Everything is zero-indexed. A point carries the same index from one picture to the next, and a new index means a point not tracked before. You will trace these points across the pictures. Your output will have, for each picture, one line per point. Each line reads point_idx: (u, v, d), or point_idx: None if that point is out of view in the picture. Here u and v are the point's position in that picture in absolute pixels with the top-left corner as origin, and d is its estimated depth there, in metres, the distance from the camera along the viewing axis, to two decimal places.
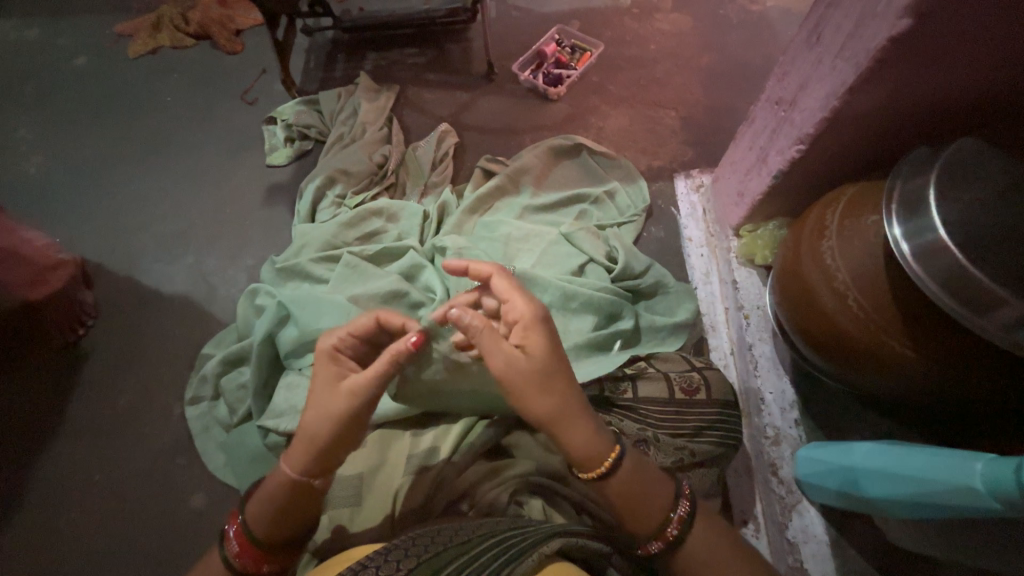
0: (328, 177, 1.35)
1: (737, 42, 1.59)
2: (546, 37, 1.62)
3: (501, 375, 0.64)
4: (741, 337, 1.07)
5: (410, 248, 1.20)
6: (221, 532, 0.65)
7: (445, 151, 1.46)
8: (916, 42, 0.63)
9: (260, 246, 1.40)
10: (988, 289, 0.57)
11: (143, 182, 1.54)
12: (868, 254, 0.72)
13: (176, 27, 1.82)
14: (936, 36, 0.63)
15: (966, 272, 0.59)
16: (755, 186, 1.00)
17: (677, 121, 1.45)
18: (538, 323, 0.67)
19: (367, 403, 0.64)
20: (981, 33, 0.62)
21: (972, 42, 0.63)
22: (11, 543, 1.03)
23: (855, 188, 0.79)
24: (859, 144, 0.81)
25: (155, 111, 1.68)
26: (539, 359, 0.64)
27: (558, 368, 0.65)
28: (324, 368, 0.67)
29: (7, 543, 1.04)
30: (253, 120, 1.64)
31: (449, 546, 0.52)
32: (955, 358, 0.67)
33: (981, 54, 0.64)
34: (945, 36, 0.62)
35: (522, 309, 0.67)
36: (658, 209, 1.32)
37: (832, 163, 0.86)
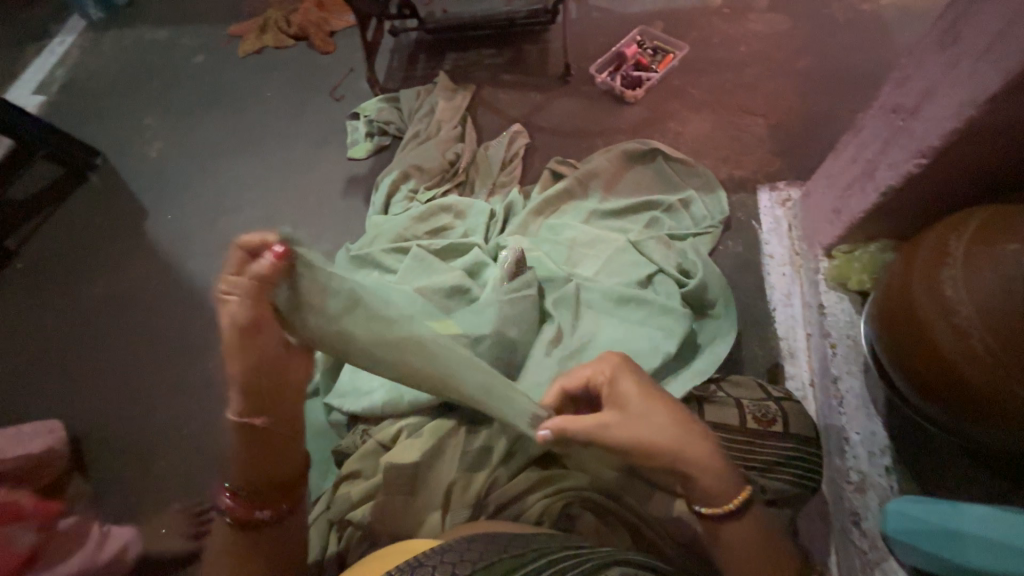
0: (404, 172, 1.41)
1: (841, 44, 1.45)
2: (628, 39, 1.58)
3: (614, 430, 0.61)
4: (824, 368, 0.97)
5: (476, 246, 1.22)
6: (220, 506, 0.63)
7: (516, 151, 1.46)
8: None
9: (336, 234, 1.49)
10: None
11: (241, 169, 1.69)
12: (1005, 285, 0.62)
13: (279, 29, 1.99)
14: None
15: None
16: (856, 202, 0.90)
17: (765, 128, 1.35)
18: (627, 370, 0.66)
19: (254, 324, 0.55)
20: None
21: None
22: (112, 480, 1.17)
23: (987, 210, 0.68)
24: (995, 160, 0.71)
25: (256, 105, 1.84)
26: (645, 412, 0.62)
27: (668, 415, 0.62)
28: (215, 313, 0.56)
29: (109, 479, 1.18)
30: (338, 116, 1.74)
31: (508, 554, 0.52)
32: None
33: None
34: None
35: (599, 371, 0.67)
36: (737, 222, 1.23)
37: (957, 180, 0.76)
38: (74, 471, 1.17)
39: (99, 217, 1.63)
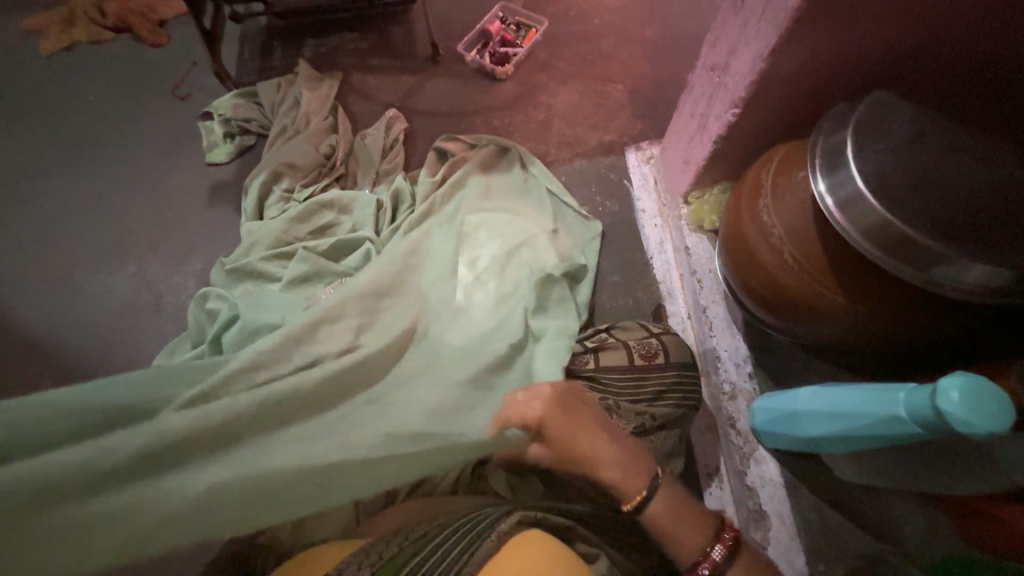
0: (274, 172, 1.30)
1: (679, 12, 1.61)
2: (490, 16, 1.60)
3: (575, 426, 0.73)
4: (695, 301, 1.11)
5: (365, 240, 1.20)
6: None
7: (395, 137, 1.42)
8: (829, 2, 0.66)
9: (206, 251, 1.34)
10: (899, 231, 0.62)
11: (71, 190, 1.44)
12: (801, 203, 0.75)
13: (91, 20, 1.69)
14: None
15: (881, 216, 0.62)
16: (699, 153, 1.02)
17: (625, 94, 1.46)
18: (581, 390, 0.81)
19: None
20: None
21: (880, 1, 0.66)
22: None
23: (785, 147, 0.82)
24: (787, 103, 0.84)
25: (77, 111, 1.56)
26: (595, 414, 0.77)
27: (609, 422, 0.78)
28: None
29: None
30: (187, 117, 1.55)
31: (405, 545, 0.57)
32: (881, 299, 0.72)
33: (889, 13, 0.67)
34: None
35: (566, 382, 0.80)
36: (612, 182, 1.34)
37: (766, 126, 0.90)
38: None
39: None
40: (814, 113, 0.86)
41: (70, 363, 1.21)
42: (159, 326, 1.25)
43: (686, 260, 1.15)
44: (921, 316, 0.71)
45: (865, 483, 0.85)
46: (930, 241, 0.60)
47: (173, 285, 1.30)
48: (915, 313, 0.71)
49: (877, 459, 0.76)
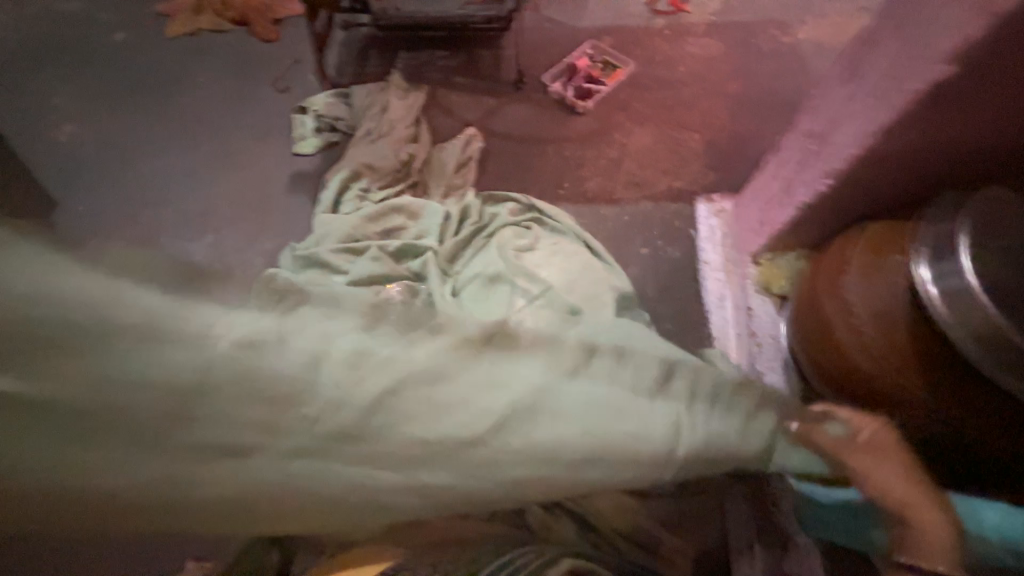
0: (354, 171, 1.37)
1: (767, 71, 1.60)
2: (578, 52, 1.65)
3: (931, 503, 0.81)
4: (750, 365, 1.08)
5: (428, 249, 1.25)
6: None
7: (470, 155, 1.47)
8: (957, 90, 0.65)
9: (277, 234, 1.42)
10: (1011, 339, 0.59)
11: (169, 160, 1.56)
12: (890, 287, 0.72)
13: (215, 12, 1.87)
14: (977, 84, 0.65)
15: (993, 320, 0.60)
16: (777, 217, 1.01)
17: (702, 144, 1.46)
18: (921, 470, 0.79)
19: None
20: (1012, 90, 0.65)
21: (1002, 99, 0.66)
22: None
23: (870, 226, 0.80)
24: (884, 184, 0.82)
25: (187, 90, 1.71)
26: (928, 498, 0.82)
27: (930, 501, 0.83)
28: None
29: None
30: (282, 109, 1.66)
31: None
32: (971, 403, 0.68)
33: (1009, 110, 0.67)
34: (985, 86, 0.64)
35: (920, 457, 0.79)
36: (677, 229, 1.32)
37: (856, 202, 0.87)
38: None
39: None
40: (904, 200, 0.85)
41: None
42: None
43: (747, 321, 1.12)
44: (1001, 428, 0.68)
45: None
46: None
47: (243, 260, 1.38)
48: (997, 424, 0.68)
49: None
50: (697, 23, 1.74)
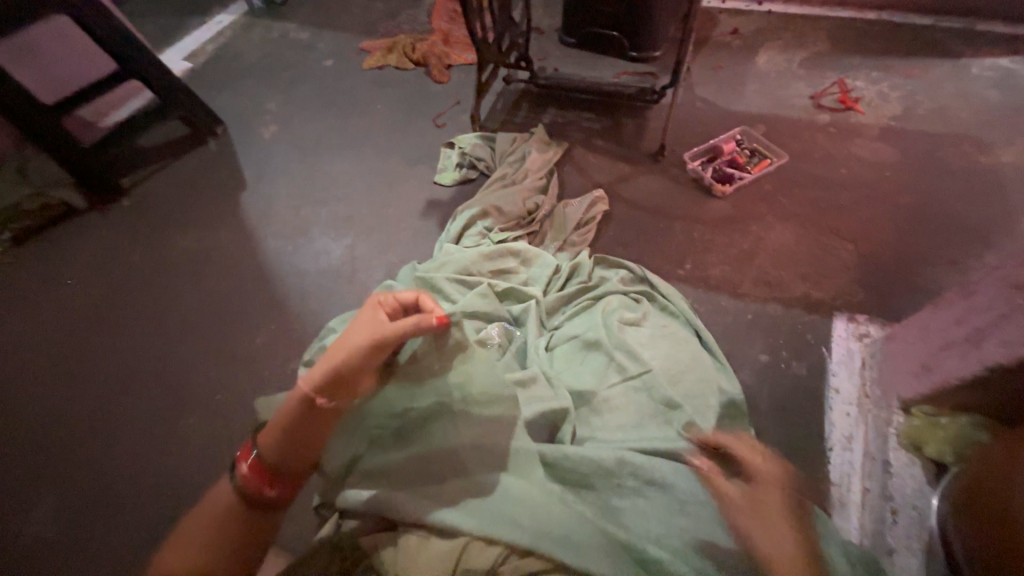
0: (483, 210, 1.46)
1: (951, 189, 1.41)
2: (727, 135, 1.61)
3: None
4: (878, 533, 0.90)
5: (533, 298, 1.28)
6: (235, 460, 0.80)
7: (593, 215, 1.49)
8: None
9: (402, 250, 1.56)
10: None
11: (336, 169, 1.82)
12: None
13: (404, 53, 2.19)
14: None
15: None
16: (951, 367, 0.85)
17: (854, 255, 1.30)
18: None
19: (298, 413, 0.77)
20: None
21: None
22: (150, 420, 1.28)
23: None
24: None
25: (365, 113, 2.00)
26: None
27: None
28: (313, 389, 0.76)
29: (145, 420, 1.28)
30: (435, 141, 1.86)
31: None
32: None
33: None
34: None
35: None
36: (806, 343, 1.18)
37: None
38: (128, 404, 1.31)
39: (206, 182, 1.81)
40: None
41: (276, 296, 1.49)
42: (344, 295, 1.47)
43: (881, 476, 0.93)
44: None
45: None
46: None
47: (368, 266, 1.53)
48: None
49: None
50: (868, 124, 1.60)
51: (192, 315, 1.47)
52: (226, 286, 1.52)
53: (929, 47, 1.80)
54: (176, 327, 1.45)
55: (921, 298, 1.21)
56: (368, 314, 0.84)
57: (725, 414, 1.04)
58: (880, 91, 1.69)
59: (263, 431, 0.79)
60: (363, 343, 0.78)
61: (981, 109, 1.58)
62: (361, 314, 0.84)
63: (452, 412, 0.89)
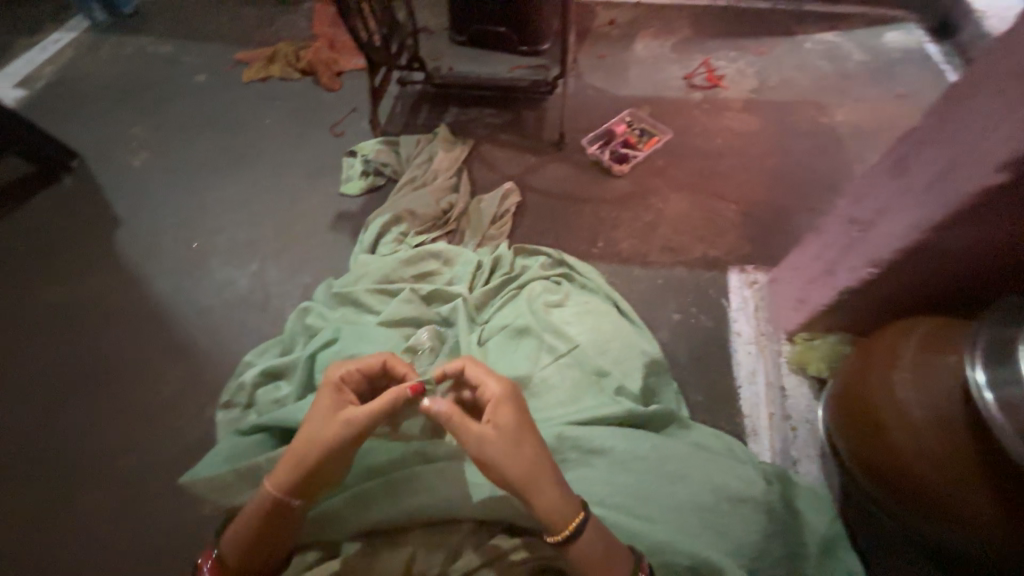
0: (396, 215, 1.43)
1: (803, 148, 1.64)
2: (618, 118, 1.72)
3: None
4: (785, 450, 1.03)
5: (459, 295, 1.28)
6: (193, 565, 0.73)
7: (507, 208, 1.52)
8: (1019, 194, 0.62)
9: (317, 268, 1.48)
10: None
11: (228, 192, 1.67)
12: (932, 383, 0.73)
13: (287, 62, 2.06)
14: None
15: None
16: (818, 297, 0.99)
17: (737, 215, 1.47)
18: None
19: (263, 519, 0.69)
20: None
21: None
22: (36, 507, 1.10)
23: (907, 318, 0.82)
24: (936, 273, 0.78)
25: (253, 129, 1.86)
26: None
27: None
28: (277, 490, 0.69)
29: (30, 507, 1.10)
30: (335, 151, 1.78)
31: None
32: None
33: None
34: None
35: None
36: (709, 298, 1.31)
37: (911, 293, 0.84)
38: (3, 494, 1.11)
39: (66, 225, 1.57)
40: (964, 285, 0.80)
41: (178, 339, 1.34)
42: (258, 325, 1.37)
43: (781, 401, 1.08)
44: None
45: None
46: None
47: (281, 291, 1.43)
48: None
49: None
50: (733, 98, 1.81)
51: (73, 378, 1.28)
52: (111, 338, 1.34)
53: (772, 27, 2.07)
54: (54, 396, 1.25)
55: (793, 245, 1.40)
56: (330, 399, 0.73)
57: (650, 371, 1.12)
58: (739, 68, 1.91)
59: (224, 534, 0.72)
60: (331, 441, 0.69)
61: (817, 77, 1.85)
62: (322, 397, 0.74)
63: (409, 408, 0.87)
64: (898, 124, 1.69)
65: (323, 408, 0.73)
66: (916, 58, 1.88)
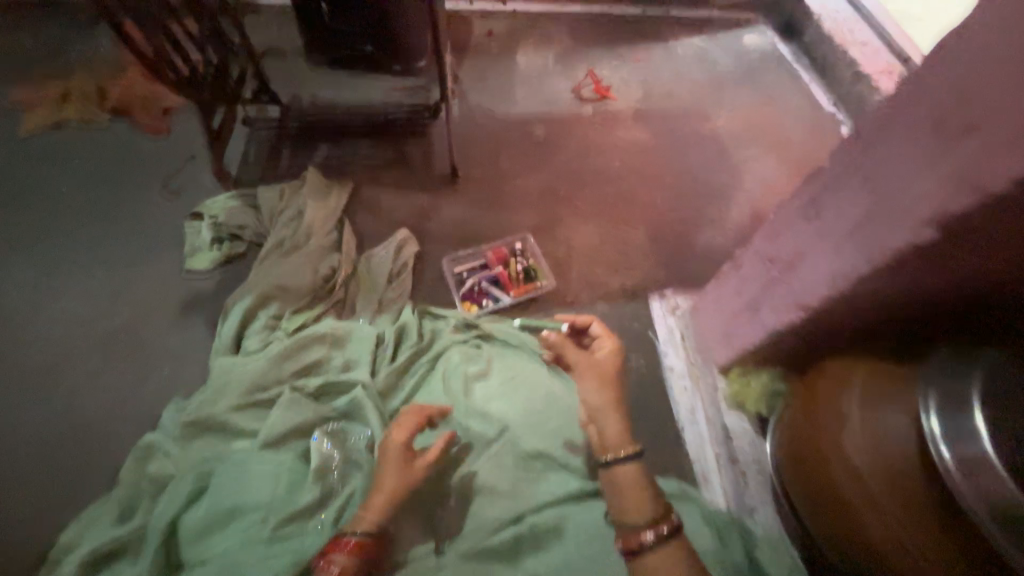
0: (262, 296, 1.14)
1: (695, 158, 1.65)
2: (506, 243, 1.36)
3: None
4: (739, 496, 0.97)
5: (358, 384, 1.04)
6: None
7: (404, 261, 1.31)
8: (948, 251, 0.55)
9: (163, 378, 1.13)
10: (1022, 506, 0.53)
11: (19, 290, 1.24)
12: (882, 439, 0.66)
13: (89, 101, 1.60)
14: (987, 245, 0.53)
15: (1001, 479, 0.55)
16: (744, 335, 0.93)
17: (647, 237, 1.43)
18: None
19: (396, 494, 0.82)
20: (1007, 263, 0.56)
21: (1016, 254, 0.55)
22: None
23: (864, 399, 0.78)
24: (867, 313, 0.69)
25: (50, 196, 1.41)
26: None
27: None
28: (398, 459, 0.86)
29: None
30: (173, 215, 1.40)
31: None
32: None
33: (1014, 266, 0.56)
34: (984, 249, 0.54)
35: None
36: (636, 333, 1.24)
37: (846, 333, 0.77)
38: None
39: None
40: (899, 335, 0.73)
41: None
42: (86, 478, 1.01)
43: (725, 441, 1.02)
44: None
45: None
46: None
47: (115, 420, 1.08)
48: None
49: None
50: (623, 110, 1.77)
51: None
52: None
53: (648, 31, 2.06)
54: None
55: (704, 261, 1.39)
56: (413, 423, 0.92)
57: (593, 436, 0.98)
58: (622, 79, 1.89)
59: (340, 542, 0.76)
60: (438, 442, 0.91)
61: (694, 85, 1.89)
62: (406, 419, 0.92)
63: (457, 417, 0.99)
64: (771, 127, 1.77)
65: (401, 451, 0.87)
66: (771, 61, 2.00)
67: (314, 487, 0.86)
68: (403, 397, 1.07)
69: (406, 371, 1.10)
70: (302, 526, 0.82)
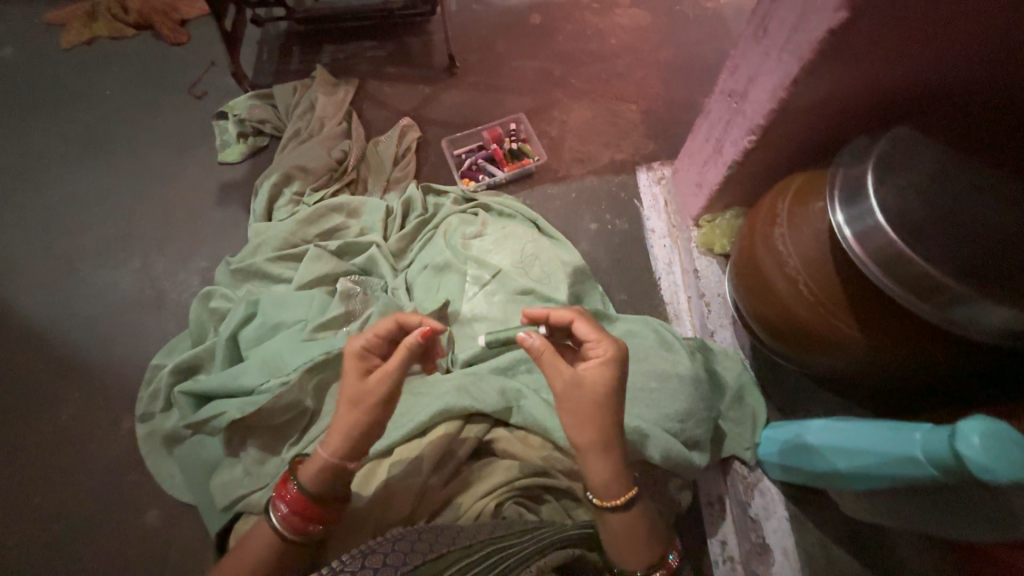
0: (285, 174, 1.30)
1: (693, 37, 1.62)
2: (501, 123, 1.45)
3: None
4: (702, 324, 1.11)
5: (373, 244, 1.20)
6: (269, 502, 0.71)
7: (408, 145, 1.42)
8: (855, 34, 0.64)
9: (211, 250, 1.33)
10: (899, 252, 0.61)
11: (83, 183, 1.43)
12: (803, 230, 0.75)
13: (114, 16, 1.71)
14: (880, 16, 0.62)
15: (896, 246, 0.61)
16: (712, 176, 1.01)
17: (638, 114, 1.47)
18: None
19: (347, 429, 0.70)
20: (908, 39, 0.65)
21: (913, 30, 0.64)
22: None
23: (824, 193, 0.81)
24: (805, 113, 0.78)
25: (93, 104, 1.57)
26: None
27: None
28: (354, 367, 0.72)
29: None
30: (201, 117, 1.54)
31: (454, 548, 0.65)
32: (891, 328, 0.69)
33: (918, 40, 0.65)
34: (887, 26, 0.63)
35: None
36: (622, 202, 1.33)
37: (794, 150, 0.87)
38: None
39: None
40: (840, 132, 0.82)
41: (70, 356, 1.20)
42: (160, 325, 1.24)
43: (695, 282, 1.14)
44: (927, 357, 0.70)
45: (873, 521, 0.81)
46: (937, 275, 0.59)
47: (177, 283, 1.29)
48: (922, 354, 0.70)
49: (890, 502, 0.72)
50: None
51: None
52: None
53: None
54: None
55: None
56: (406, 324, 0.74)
57: (575, 279, 1.12)
58: None
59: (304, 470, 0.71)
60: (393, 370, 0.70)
61: None
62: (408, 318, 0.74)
63: (457, 264, 1.14)
64: None
65: (359, 363, 0.72)
66: None
67: (340, 305, 1.04)
68: (410, 255, 1.23)
69: (412, 235, 1.25)
70: (333, 332, 1.01)
